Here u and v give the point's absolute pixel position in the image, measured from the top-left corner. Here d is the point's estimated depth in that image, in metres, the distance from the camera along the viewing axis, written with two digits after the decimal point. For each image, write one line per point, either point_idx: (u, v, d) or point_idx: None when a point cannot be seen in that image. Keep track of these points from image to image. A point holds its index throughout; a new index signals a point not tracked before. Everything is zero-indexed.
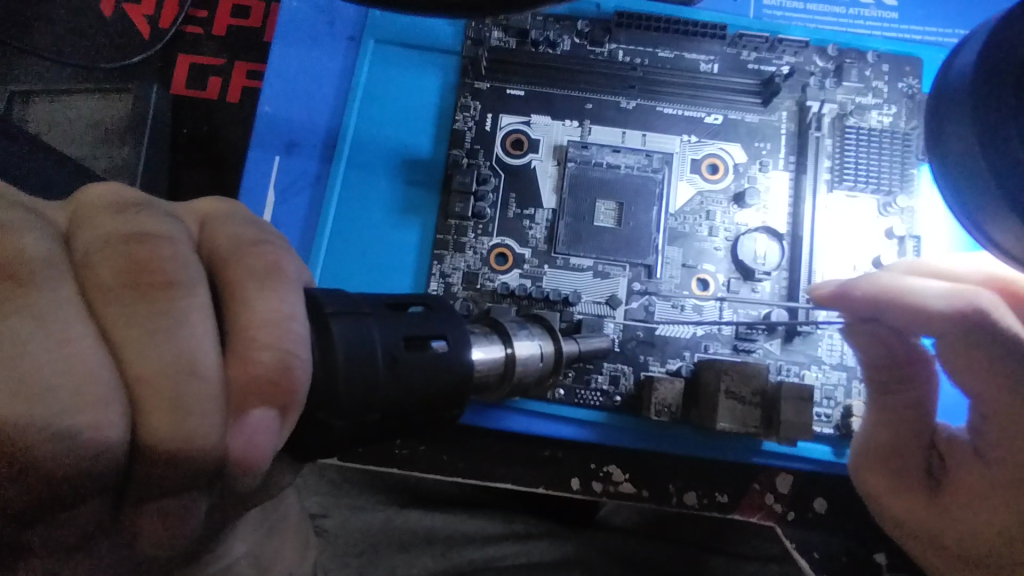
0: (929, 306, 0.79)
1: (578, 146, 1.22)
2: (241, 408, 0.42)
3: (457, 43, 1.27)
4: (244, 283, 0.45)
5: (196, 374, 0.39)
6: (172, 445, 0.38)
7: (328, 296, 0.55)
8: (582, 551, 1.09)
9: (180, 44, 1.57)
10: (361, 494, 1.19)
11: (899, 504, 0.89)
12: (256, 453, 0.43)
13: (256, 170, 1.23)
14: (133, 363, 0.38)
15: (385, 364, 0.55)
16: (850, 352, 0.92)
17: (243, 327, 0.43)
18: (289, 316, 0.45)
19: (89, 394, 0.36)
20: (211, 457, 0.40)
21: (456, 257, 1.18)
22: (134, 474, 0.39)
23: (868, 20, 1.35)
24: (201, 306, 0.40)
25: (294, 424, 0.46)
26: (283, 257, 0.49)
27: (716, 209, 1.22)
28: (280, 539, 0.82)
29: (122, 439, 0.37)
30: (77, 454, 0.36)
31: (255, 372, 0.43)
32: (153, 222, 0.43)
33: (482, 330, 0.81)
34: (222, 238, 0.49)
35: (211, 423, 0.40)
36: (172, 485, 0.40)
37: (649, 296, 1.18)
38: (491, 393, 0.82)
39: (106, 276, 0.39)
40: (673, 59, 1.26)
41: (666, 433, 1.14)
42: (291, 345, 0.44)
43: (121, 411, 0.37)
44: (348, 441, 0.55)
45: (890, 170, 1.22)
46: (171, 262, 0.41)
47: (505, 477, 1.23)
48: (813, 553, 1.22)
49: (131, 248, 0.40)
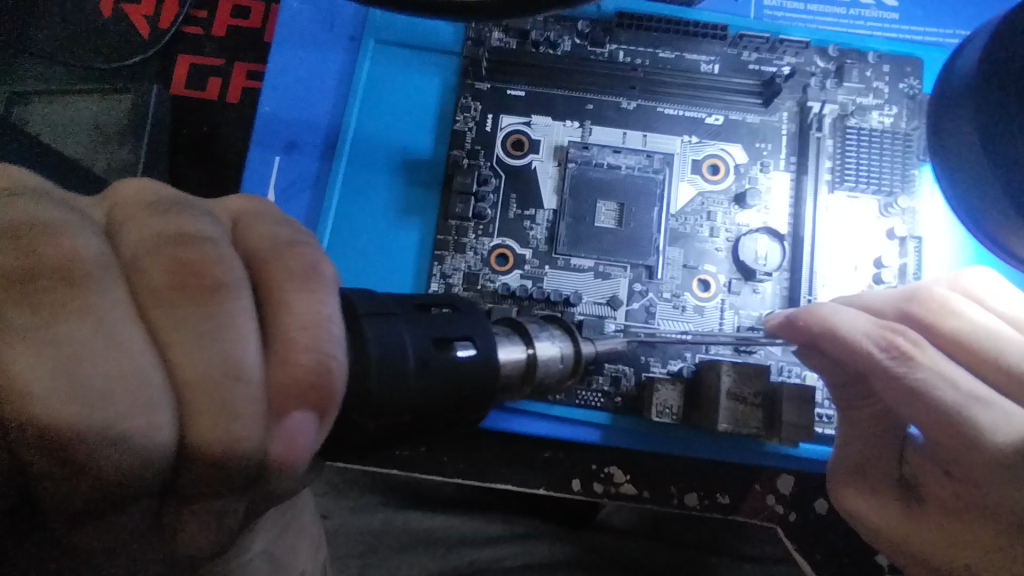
0: (896, 330, 0.83)
1: (579, 147, 1.22)
2: (282, 410, 0.44)
3: (457, 44, 1.27)
4: (283, 284, 0.46)
5: (240, 377, 0.41)
6: (219, 445, 0.41)
7: (363, 298, 0.56)
8: (582, 554, 1.08)
9: (181, 44, 1.57)
10: (364, 496, 1.19)
11: (878, 514, 0.86)
12: (296, 452, 0.45)
13: (257, 170, 1.23)
14: (182, 367, 0.40)
15: (416, 365, 0.55)
16: (831, 368, 0.93)
17: (284, 329, 0.45)
18: (328, 318, 0.46)
19: (140, 397, 0.38)
20: (254, 458, 0.43)
21: (457, 257, 1.18)
22: (180, 470, 0.41)
23: (868, 21, 1.35)
24: (244, 311, 0.43)
25: (331, 424, 0.48)
26: (320, 259, 0.50)
27: (717, 210, 1.22)
28: (295, 536, 0.83)
29: (173, 439, 0.40)
30: (133, 453, 0.39)
31: (296, 374, 0.44)
32: (196, 225, 0.45)
33: (503, 330, 0.81)
34: (257, 237, 0.50)
35: (254, 425, 0.42)
36: (219, 484, 0.43)
37: (650, 296, 1.18)
38: (512, 395, 0.80)
39: (157, 280, 0.41)
40: (674, 59, 1.26)
41: (667, 434, 1.14)
42: (329, 347, 0.46)
43: (169, 412, 0.39)
44: (370, 442, 0.56)
45: (891, 171, 1.22)
46: (216, 266, 0.43)
47: (509, 479, 1.22)
48: (814, 555, 1.22)
49: (178, 252, 0.42)
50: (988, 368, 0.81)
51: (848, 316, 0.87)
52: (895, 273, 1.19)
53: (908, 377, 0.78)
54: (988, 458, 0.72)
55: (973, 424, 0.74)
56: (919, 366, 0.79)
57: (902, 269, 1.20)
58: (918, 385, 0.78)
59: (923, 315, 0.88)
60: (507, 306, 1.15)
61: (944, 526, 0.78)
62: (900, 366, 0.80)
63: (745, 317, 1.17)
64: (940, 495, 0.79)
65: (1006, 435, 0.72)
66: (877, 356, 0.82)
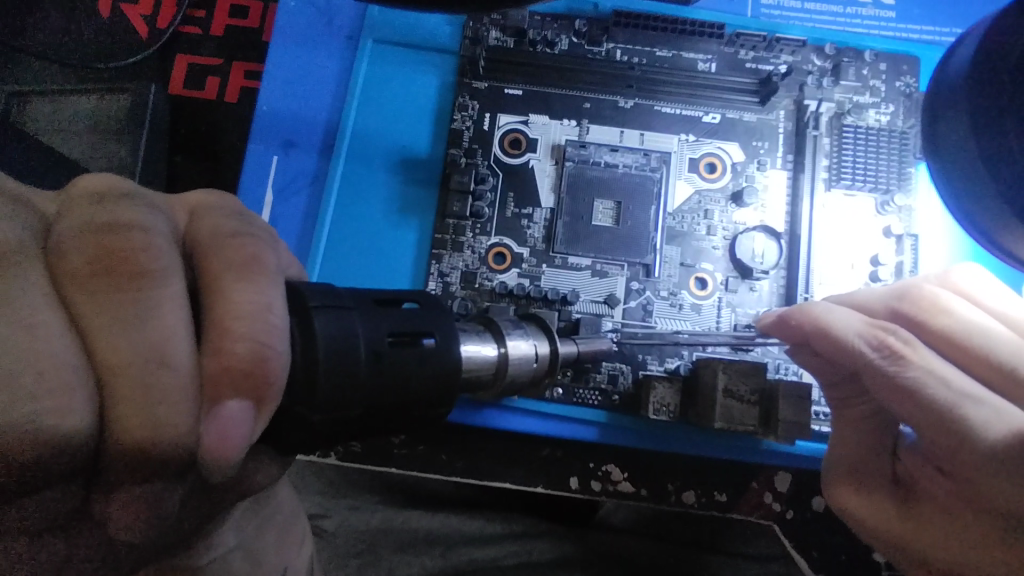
0: (888, 329, 0.83)
1: (575, 146, 1.22)
2: (215, 399, 0.44)
3: (454, 42, 1.27)
4: (222, 274, 0.47)
5: (165, 363, 0.42)
6: (140, 431, 0.41)
7: (313, 290, 0.55)
8: (582, 552, 1.08)
9: (177, 43, 1.57)
10: (361, 495, 1.19)
11: (870, 511, 0.86)
12: (229, 445, 0.44)
13: (255, 169, 1.23)
14: (104, 353, 0.40)
15: (367, 358, 0.55)
16: (822, 366, 0.94)
17: (219, 318, 0.45)
18: (267, 307, 0.47)
19: (55, 379, 0.38)
20: (181, 447, 0.42)
21: (455, 256, 1.18)
22: (104, 458, 0.41)
23: (865, 19, 1.35)
24: (173, 298, 0.43)
25: (269, 416, 0.47)
26: (264, 250, 0.50)
27: (714, 208, 1.22)
28: (270, 534, 0.82)
29: (91, 426, 0.40)
30: (49, 441, 0.38)
31: (229, 363, 0.44)
32: (132, 211, 0.45)
33: (474, 327, 0.80)
34: (206, 229, 0.50)
35: (181, 413, 0.42)
36: (145, 474, 0.42)
37: (647, 294, 1.18)
38: (485, 391, 0.82)
39: (78, 264, 0.41)
40: (671, 58, 1.26)
41: (665, 433, 1.14)
42: (267, 337, 0.46)
43: (86, 397, 0.39)
44: (333, 435, 0.56)
45: (888, 169, 1.22)
46: (144, 253, 0.43)
47: (504, 476, 1.24)
48: (811, 551, 1.23)
49: (104, 238, 0.43)
50: (981, 365, 0.81)
51: (840, 316, 0.87)
52: (892, 270, 1.20)
53: (900, 376, 0.79)
54: (978, 457, 0.72)
55: (965, 421, 0.74)
56: (909, 365, 0.79)
57: (898, 267, 1.20)
58: (912, 383, 0.78)
59: (914, 312, 0.88)
60: (506, 305, 1.16)
61: (939, 523, 0.79)
62: (892, 365, 0.80)
63: (741, 315, 1.18)
64: (938, 493, 0.79)
65: (995, 434, 0.72)
66: (869, 355, 0.82)
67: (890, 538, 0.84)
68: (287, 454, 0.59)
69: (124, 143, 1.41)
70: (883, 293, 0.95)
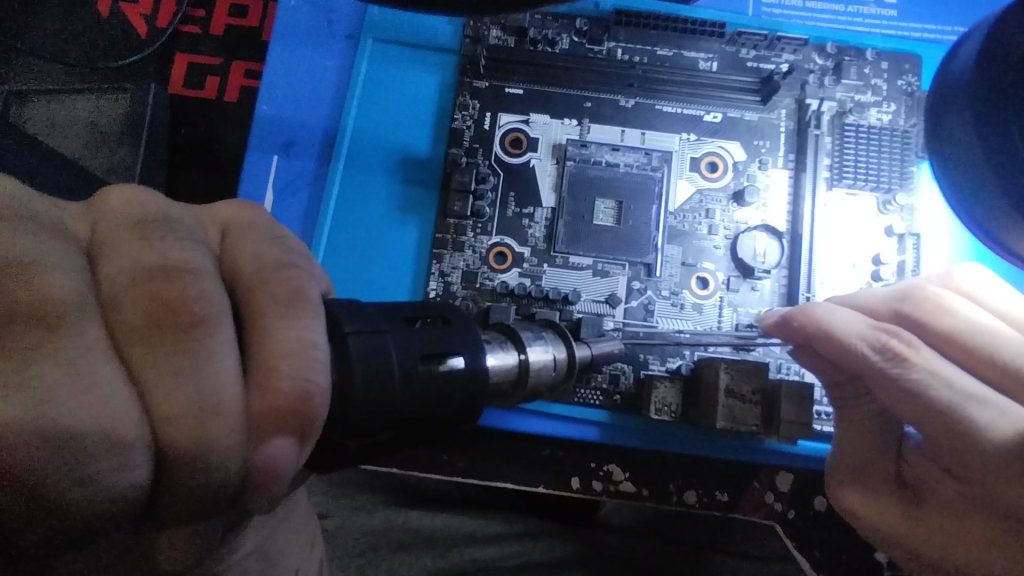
0: (889, 330, 0.83)
1: (577, 144, 1.22)
2: (261, 437, 0.44)
3: (454, 41, 1.27)
4: (267, 311, 0.47)
5: (217, 411, 0.41)
6: (194, 476, 0.41)
7: (347, 310, 0.55)
8: (583, 552, 1.08)
9: (179, 46, 1.56)
10: (365, 495, 1.19)
11: (875, 513, 0.86)
12: (275, 475, 0.45)
13: (254, 170, 1.22)
14: (159, 405, 0.40)
15: (401, 379, 0.55)
16: (825, 366, 0.93)
17: (266, 356, 0.45)
18: (312, 344, 0.47)
19: (114, 438, 0.38)
20: (230, 484, 0.43)
21: (456, 255, 1.18)
22: (158, 502, 0.41)
23: (866, 17, 1.34)
24: (225, 344, 0.42)
25: (312, 446, 0.48)
26: (306, 282, 0.50)
27: (716, 207, 1.22)
28: (285, 536, 0.82)
29: (146, 476, 0.39)
30: (108, 495, 0.38)
31: (275, 401, 0.44)
32: (178, 249, 0.44)
33: (496, 338, 0.80)
34: (244, 259, 0.50)
35: (232, 455, 0.42)
36: (195, 513, 0.43)
37: (649, 293, 1.18)
38: (506, 399, 0.82)
39: (134, 317, 0.40)
40: (672, 57, 1.26)
41: (667, 433, 1.14)
42: (310, 373, 0.46)
43: (145, 452, 0.39)
44: (356, 447, 0.56)
45: (890, 168, 1.22)
46: (196, 301, 0.42)
47: (505, 475, 1.23)
48: (813, 551, 1.23)
49: (157, 286, 0.42)
50: (984, 366, 0.80)
51: (842, 317, 0.87)
52: (894, 270, 1.19)
53: (903, 379, 0.78)
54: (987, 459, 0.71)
55: (971, 423, 0.73)
56: (914, 367, 0.78)
57: (900, 267, 1.20)
58: (915, 386, 0.77)
59: (917, 314, 0.88)
60: (506, 304, 1.15)
61: (947, 527, 0.78)
62: (894, 368, 0.79)
63: (743, 314, 1.17)
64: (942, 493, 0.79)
65: (1001, 435, 0.71)
66: (871, 357, 0.82)
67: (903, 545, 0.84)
68: (320, 469, 0.59)
69: (125, 143, 1.40)
70: (886, 293, 0.95)
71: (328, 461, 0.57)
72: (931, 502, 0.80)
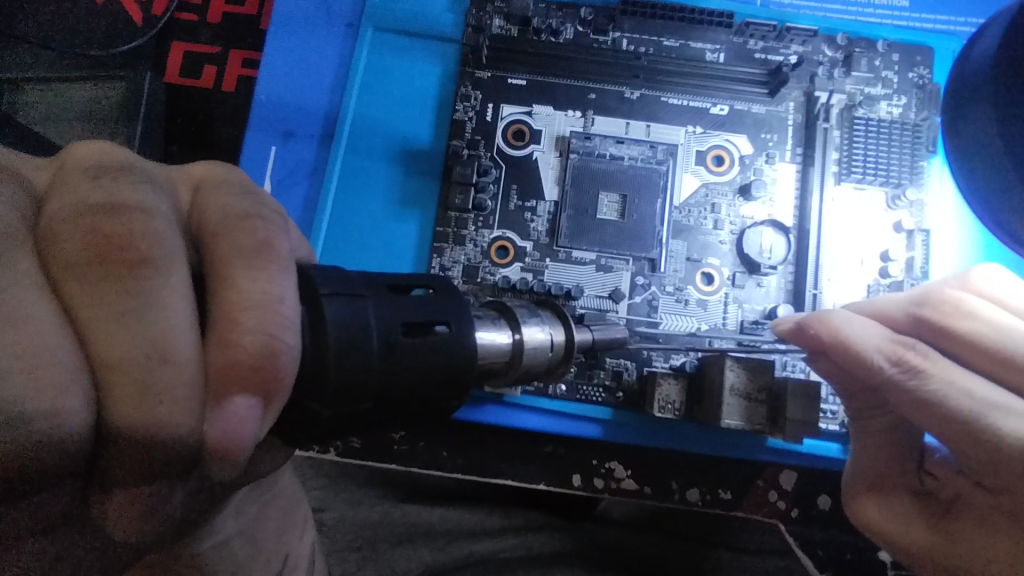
0: (907, 343, 0.80)
1: (581, 137, 1.20)
2: (220, 394, 0.42)
3: (457, 30, 1.25)
4: (231, 261, 0.45)
5: (167, 358, 0.40)
6: (140, 430, 0.40)
7: (325, 275, 0.53)
8: (580, 544, 1.07)
9: (173, 30, 1.54)
10: (360, 488, 1.17)
11: (897, 527, 0.84)
12: (236, 440, 0.43)
13: (252, 157, 1.20)
14: (99, 349, 0.39)
15: (379, 349, 0.53)
16: (842, 376, 0.92)
17: (226, 308, 0.43)
18: (276, 299, 0.45)
19: (49, 378, 0.37)
20: (184, 445, 0.41)
21: (456, 249, 1.15)
22: (104, 455, 0.40)
23: (877, 8, 1.32)
24: (176, 286, 0.41)
25: (278, 414, 0.46)
26: (275, 235, 0.48)
27: (721, 202, 1.20)
28: (274, 521, 0.80)
29: (85, 424, 0.39)
30: (42, 439, 0.37)
31: (236, 357, 0.42)
32: (131, 190, 0.43)
33: (488, 314, 0.76)
34: (212, 210, 0.49)
35: (183, 411, 0.41)
36: (147, 473, 0.42)
37: (653, 289, 1.15)
38: (498, 381, 0.78)
39: (73, 252, 0.40)
40: (678, 48, 1.24)
41: (672, 429, 1.12)
42: (276, 330, 0.44)
43: (84, 396, 0.38)
44: (339, 429, 0.54)
45: (900, 162, 1.20)
46: (143, 238, 0.41)
47: (506, 472, 1.24)
48: (817, 550, 1.21)
49: (100, 222, 0.41)
50: (1004, 369, 0.77)
51: (859, 327, 0.84)
52: (903, 266, 1.18)
53: (920, 391, 0.76)
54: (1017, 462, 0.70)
55: (997, 433, 0.71)
56: (930, 378, 0.76)
57: (909, 264, 1.17)
58: (934, 398, 0.75)
59: (936, 318, 0.84)
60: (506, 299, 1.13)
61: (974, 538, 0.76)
62: (910, 380, 0.77)
63: (748, 311, 1.16)
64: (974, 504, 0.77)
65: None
66: (887, 370, 0.80)
67: (916, 551, 0.82)
68: (297, 444, 0.57)
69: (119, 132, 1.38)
70: (905, 298, 0.89)
71: (307, 441, 0.55)
72: (962, 511, 0.78)
